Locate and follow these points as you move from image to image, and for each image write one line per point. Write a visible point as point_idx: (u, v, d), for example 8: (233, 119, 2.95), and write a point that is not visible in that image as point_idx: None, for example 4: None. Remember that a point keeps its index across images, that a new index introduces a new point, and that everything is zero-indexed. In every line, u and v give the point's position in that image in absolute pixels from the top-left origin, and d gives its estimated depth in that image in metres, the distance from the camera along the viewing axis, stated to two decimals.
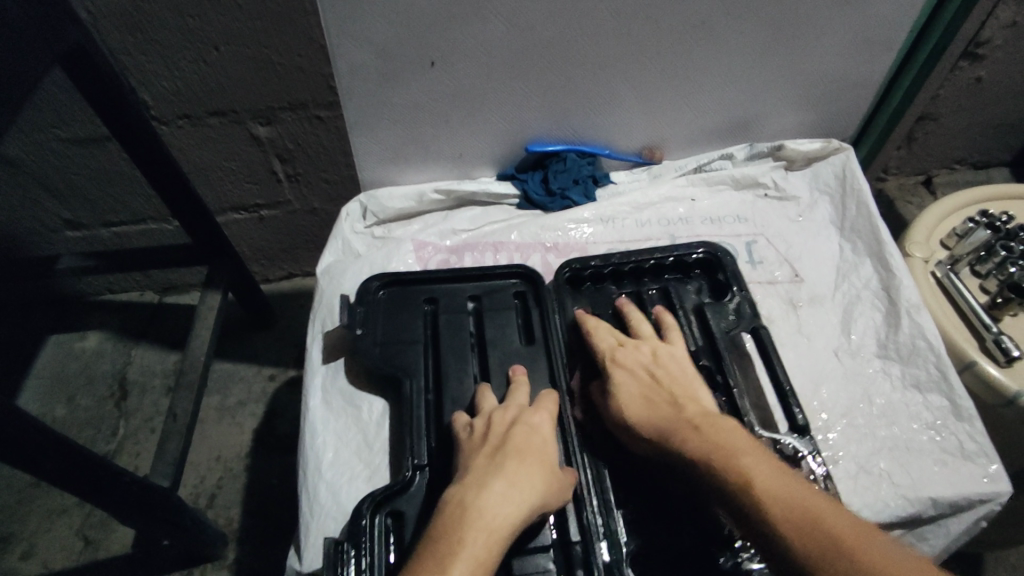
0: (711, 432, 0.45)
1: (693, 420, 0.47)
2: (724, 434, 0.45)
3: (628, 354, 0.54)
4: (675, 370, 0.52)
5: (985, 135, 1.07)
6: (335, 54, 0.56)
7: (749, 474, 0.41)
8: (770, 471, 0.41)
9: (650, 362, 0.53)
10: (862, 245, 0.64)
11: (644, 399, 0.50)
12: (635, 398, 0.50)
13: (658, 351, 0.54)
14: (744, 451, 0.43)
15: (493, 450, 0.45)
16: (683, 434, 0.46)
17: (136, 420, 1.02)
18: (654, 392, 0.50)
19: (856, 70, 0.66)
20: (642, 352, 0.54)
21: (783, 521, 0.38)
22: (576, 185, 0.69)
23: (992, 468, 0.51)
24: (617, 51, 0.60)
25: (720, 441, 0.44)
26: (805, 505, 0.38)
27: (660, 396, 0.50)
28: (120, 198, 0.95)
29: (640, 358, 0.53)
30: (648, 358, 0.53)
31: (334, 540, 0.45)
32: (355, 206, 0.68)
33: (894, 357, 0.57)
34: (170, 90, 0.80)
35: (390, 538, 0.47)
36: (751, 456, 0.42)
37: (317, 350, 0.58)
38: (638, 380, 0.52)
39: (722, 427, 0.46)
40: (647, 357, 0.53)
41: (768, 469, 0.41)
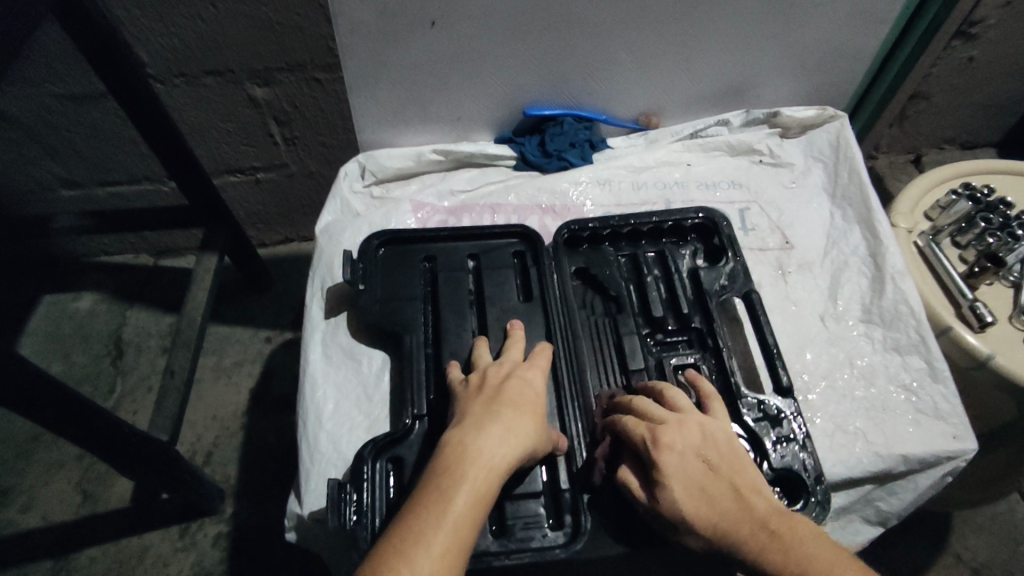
0: (797, 544, 0.40)
1: (768, 521, 0.41)
2: (817, 550, 0.39)
3: (673, 434, 0.45)
4: (730, 452, 0.45)
5: (975, 115, 1.09)
6: (336, 12, 0.56)
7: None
8: None
9: (701, 443, 0.45)
10: (852, 211, 0.66)
11: (705, 493, 0.43)
12: (693, 490, 0.43)
13: (708, 427, 0.46)
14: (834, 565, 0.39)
15: (490, 398, 0.46)
16: (762, 539, 0.40)
17: (132, 379, 1.04)
18: (715, 484, 0.43)
19: (850, 43, 0.67)
20: (689, 430, 0.46)
21: None
22: (573, 148, 0.70)
23: (960, 428, 0.54)
24: (617, 15, 0.60)
25: (807, 555, 0.39)
26: None
27: (723, 489, 0.43)
28: (115, 157, 0.94)
29: (688, 439, 0.45)
30: (698, 437, 0.45)
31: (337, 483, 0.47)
32: (354, 165, 0.68)
33: (877, 321, 0.59)
34: (166, 47, 0.80)
35: (390, 481, 0.49)
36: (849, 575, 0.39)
37: (317, 306, 0.60)
38: (694, 470, 0.44)
39: (801, 530, 0.41)
40: (699, 438, 0.45)
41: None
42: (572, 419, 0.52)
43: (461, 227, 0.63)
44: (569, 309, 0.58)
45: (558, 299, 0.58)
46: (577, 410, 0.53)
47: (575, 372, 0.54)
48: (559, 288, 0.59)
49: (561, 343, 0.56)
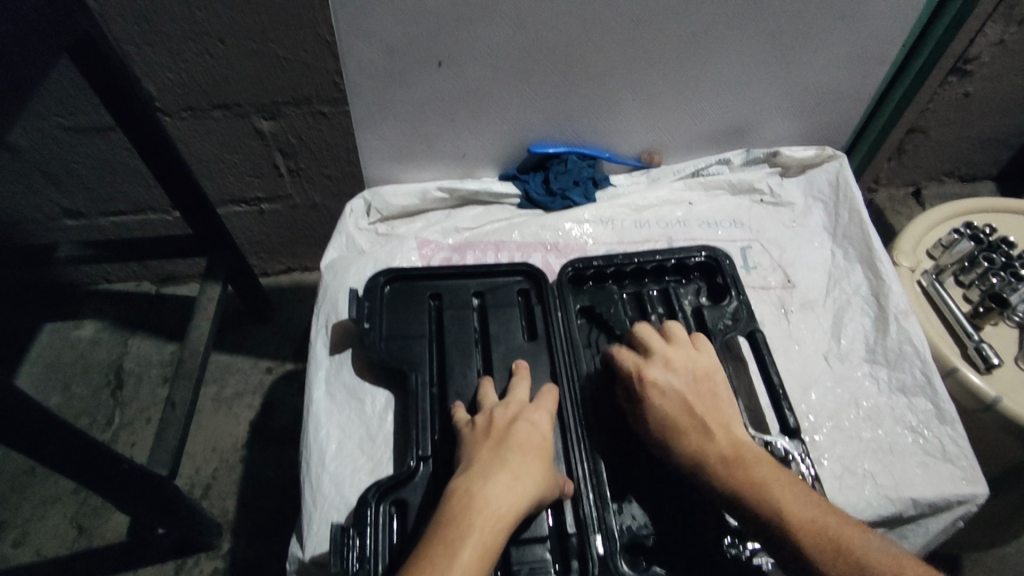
0: (749, 470, 0.46)
1: (725, 450, 0.47)
2: (765, 475, 0.45)
3: (658, 372, 0.51)
4: (709, 391, 0.51)
5: (972, 149, 1.10)
6: (345, 52, 0.57)
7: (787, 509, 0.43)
8: (806, 509, 0.43)
9: (685, 378, 0.51)
10: (853, 251, 0.66)
11: (679, 421, 0.49)
12: (667, 423, 0.49)
13: (694, 364, 0.52)
14: (780, 487, 0.45)
15: (496, 443, 0.46)
16: (717, 466, 0.46)
17: (132, 409, 1.03)
18: (689, 414, 0.49)
19: (848, 84, 0.68)
20: (677, 367, 0.52)
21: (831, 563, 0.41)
22: (576, 186, 0.70)
23: (970, 471, 0.53)
24: (620, 56, 0.62)
25: (755, 475, 0.45)
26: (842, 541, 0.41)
27: (695, 419, 0.49)
28: (122, 188, 0.95)
29: (675, 375, 0.51)
30: (683, 375, 0.51)
31: (341, 527, 0.46)
32: (359, 202, 0.69)
33: (882, 361, 0.59)
34: (175, 82, 0.81)
35: (394, 525, 0.49)
36: (789, 492, 0.44)
37: (322, 344, 0.59)
38: (673, 400, 0.50)
39: (756, 459, 0.47)
40: (684, 373, 0.52)
41: (804, 508, 0.43)
42: (577, 461, 0.52)
43: (466, 264, 0.63)
44: (575, 348, 0.58)
45: (563, 338, 0.58)
46: (581, 453, 0.52)
47: (579, 413, 0.54)
48: (564, 326, 0.59)
49: (566, 383, 0.55)
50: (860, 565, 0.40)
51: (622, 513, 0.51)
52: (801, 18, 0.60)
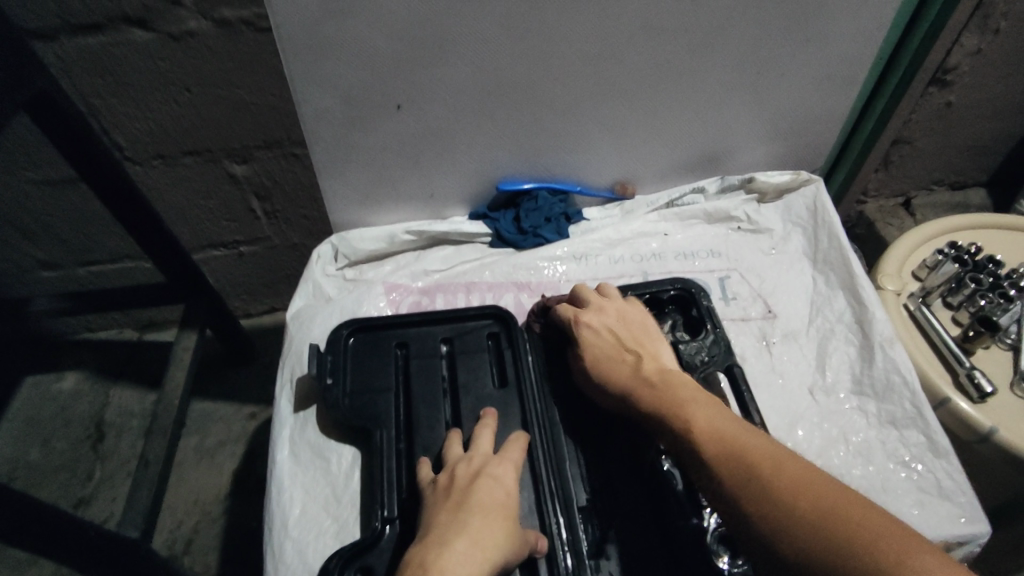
0: (664, 386, 0.48)
1: (649, 376, 0.49)
2: (679, 390, 0.47)
3: (593, 314, 0.56)
4: (640, 333, 0.55)
5: (959, 159, 1.08)
6: (300, 100, 0.56)
7: (691, 419, 0.44)
8: (711, 417, 0.44)
9: (614, 322, 0.55)
10: (834, 277, 0.64)
11: (608, 355, 0.52)
12: (599, 356, 0.53)
13: (626, 313, 0.56)
14: (691, 401, 0.45)
15: (457, 504, 0.44)
16: (638, 387, 0.49)
17: (112, 462, 1.00)
18: (618, 349, 0.53)
19: (821, 105, 0.67)
20: (607, 313, 0.56)
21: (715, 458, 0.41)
22: (548, 223, 0.69)
23: (968, 508, 0.50)
24: (583, 89, 0.60)
25: (667, 393, 0.47)
26: (732, 442, 0.41)
27: (622, 352, 0.52)
28: (96, 239, 0.94)
29: (605, 318, 0.55)
30: (613, 318, 0.56)
31: None
32: (327, 247, 0.67)
33: (869, 393, 0.57)
34: (143, 131, 0.80)
35: None
36: (698, 403, 0.45)
37: (286, 400, 0.57)
38: (602, 339, 0.54)
39: (675, 379, 0.48)
40: (614, 318, 0.56)
41: (710, 415, 0.44)
42: (551, 515, 0.49)
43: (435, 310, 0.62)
44: (547, 395, 0.56)
45: (534, 384, 0.56)
46: (555, 505, 0.50)
47: (552, 462, 0.52)
48: (534, 370, 0.57)
49: (538, 432, 0.53)
50: (742, 454, 0.40)
51: (602, 568, 0.49)
52: (767, 41, 0.59)
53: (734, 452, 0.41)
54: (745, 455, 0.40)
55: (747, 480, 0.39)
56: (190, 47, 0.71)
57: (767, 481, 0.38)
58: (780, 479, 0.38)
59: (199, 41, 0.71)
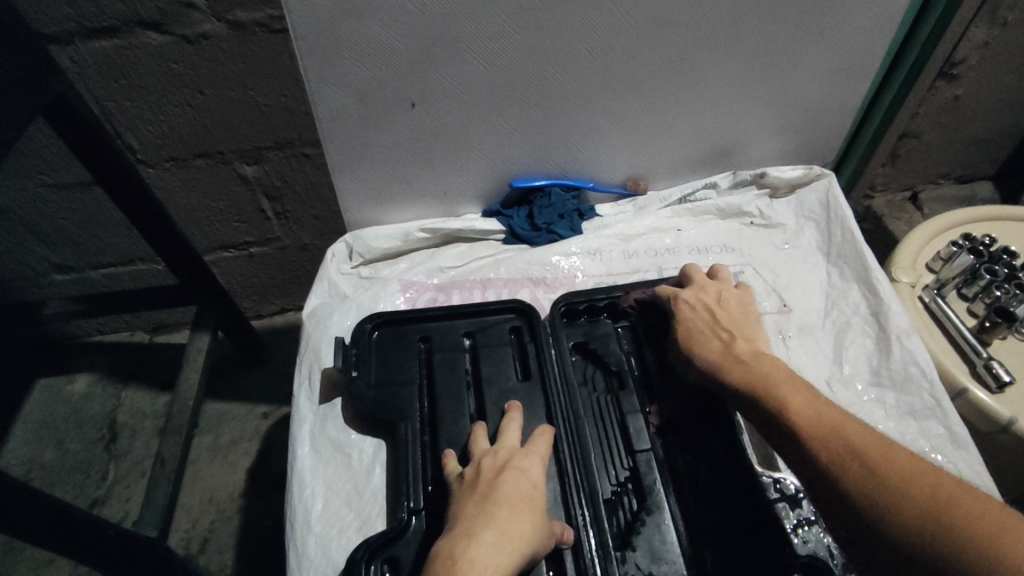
0: (762, 367, 0.48)
1: (744, 356, 0.50)
2: (776, 371, 0.48)
3: (691, 292, 0.56)
4: (740, 312, 0.54)
5: (967, 152, 1.08)
6: (315, 99, 0.56)
7: (791, 397, 0.45)
8: (810, 401, 0.44)
9: (713, 299, 0.55)
10: (849, 270, 0.65)
11: (704, 331, 0.53)
12: (697, 331, 0.53)
13: (725, 293, 0.56)
14: (788, 384, 0.46)
15: (483, 496, 0.44)
16: (731, 365, 0.49)
17: (126, 464, 1.01)
18: (714, 326, 0.53)
19: (832, 99, 0.67)
20: (707, 291, 0.56)
21: (814, 437, 0.42)
22: (562, 219, 0.69)
23: (989, 498, 0.50)
24: (595, 85, 0.60)
25: (767, 373, 0.48)
26: (834, 424, 0.42)
27: (718, 330, 0.53)
28: (108, 241, 0.94)
29: (703, 296, 0.56)
30: (713, 297, 0.56)
31: None
32: (341, 246, 0.68)
33: (887, 384, 0.57)
34: (156, 133, 0.80)
35: None
36: (797, 387, 0.46)
37: (306, 397, 0.57)
38: (700, 315, 0.54)
39: (774, 362, 0.49)
40: (711, 298, 0.56)
41: (809, 399, 0.44)
42: (576, 508, 0.49)
43: (456, 303, 0.62)
44: (570, 389, 0.55)
45: (558, 377, 0.56)
46: (581, 498, 0.50)
47: (577, 455, 0.52)
48: (557, 364, 0.57)
49: (562, 424, 0.53)
50: (843, 437, 0.41)
51: (627, 560, 0.49)
52: (778, 35, 0.59)
53: (837, 435, 0.41)
54: (847, 439, 0.41)
55: (850, 462, 0.40)
56: (202, 49, 0.72)
57: (872, 465, 0.39)
58: (879, 465, 0.39)
59: (211, 42, 0.71)
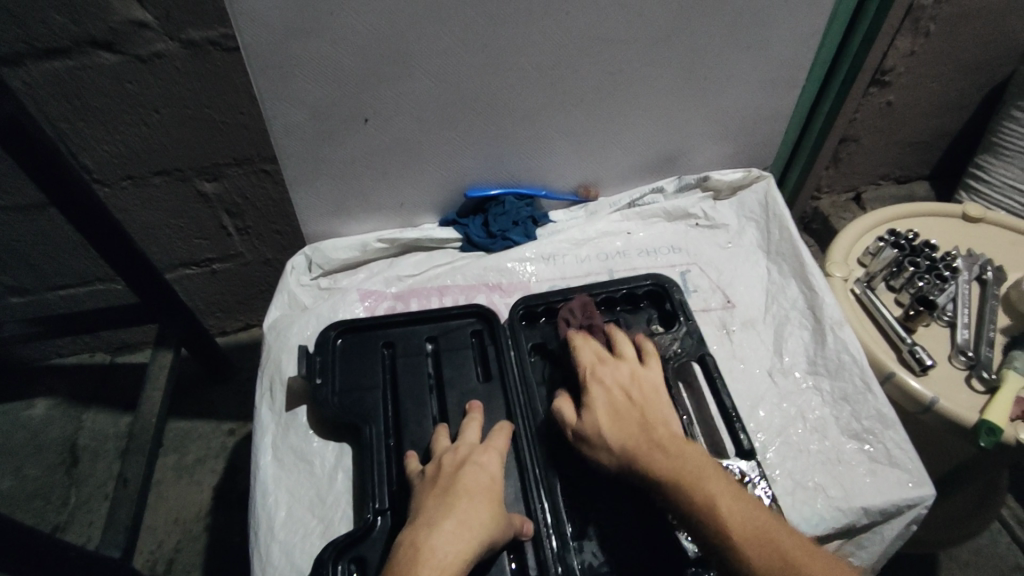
0: (683, 452, 0.47)
1: (664, 442, 0.48)
2: (690, 456, 0.47)
3: (606, 370, 0.55)
4: (652, 392, 0.54)
5: (903, 153, 1.14)
6: (269, 115, 0.57)
7: (709, 489, 0.44)
8: (729, 492, 0.44)
9: (627, 381, 0.54)
10: (787, 266, 0.68)
11: (619, 413, 0.51)
12: (611, 412, 0.51)
13: (637, 374, 0.55)
14: (707, 472, 0.45)
15: (444, 489, 0.46)
16: (651, 453, 0.48)
17: (87, 487, 0.99)
18: (629, 409, 0.52)
19: (767, 106, 0.71)
20: (621, 371, 0.55)
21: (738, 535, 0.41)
22: (516, 226, 0.72)
23: (917, 474, 0.54)
24: (541, 98, 0.63)
25: (684, 462, 0.46)
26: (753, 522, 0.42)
27: (633, 415, 0.51)
28: (64, 262, 0.93)
29: (619, 377, 0.54)
30: (626, 376, 0.55)
31: None
32: (300, 258, 0.69)
33: (823, 371, 0.60)
34: (111, 153, 0.80)
35: None
36: (714, 477, 0.45)
37: (268, 407, 0.58)
38: (615, 398, 0.53)
39: (681, 445, 0.48)
40: (624, 377, 0.55)
41: (727, 491, 0.44)
42: (535, 501, 0.51)
43: (417, 311, 0.64)
44: (529, 387, 0.57)
45: (517, 377, 0.58)
46: (539, 492, 0.51)
47: (535, 451, 0.54)
48: (517, 365, 0.59)
49: (521, 421, 0.55)
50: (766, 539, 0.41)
51: (584, 549, 0.50)
52: (710, 50, 0.63)
53: (756, 533, 0.41)
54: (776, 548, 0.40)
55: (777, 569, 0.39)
56: (156, 69, 0.73)
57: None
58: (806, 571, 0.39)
59: (167, 62, 0.72)
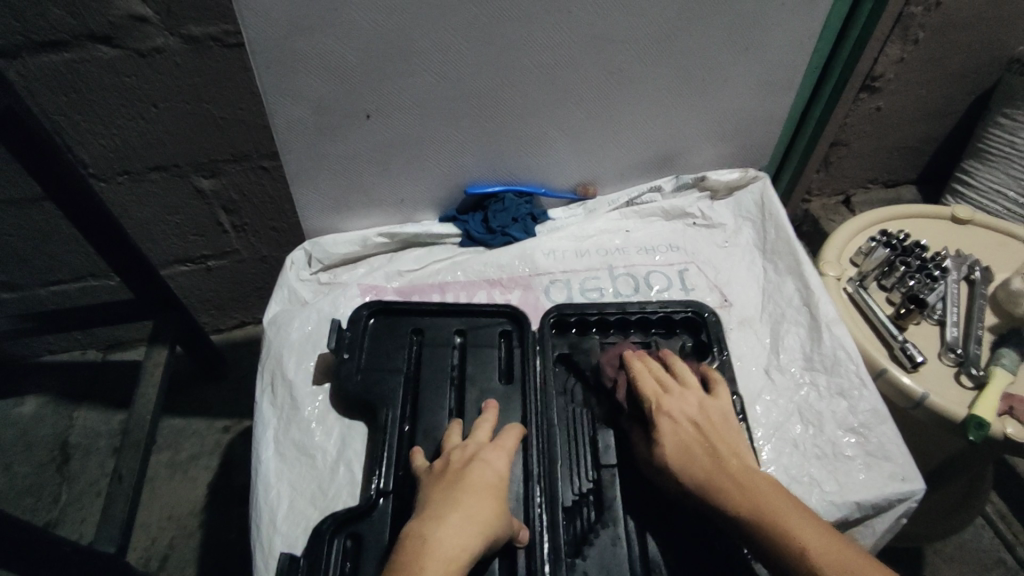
0: (758, 492, 0.46)
1: (736, 479, 0.47)
2: (772, 499, 0.45)
3: (672, 400, 0.54)
4: (721, 424, 0.52)
5: (893, 157, 1.16)
6: (272, 110, 0.58)
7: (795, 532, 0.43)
8: (820, 536, 0.43)
9: (695, 412, 0.53)
10: (783, 265, 0.70)
11: (688, 448, 0.50)
12: (680, 445, 0.51)
13: (705, 404, 0.54)
14: (793, 512, 0.44)
15: (451, 483, 0.47)
16: (728, 490, 0.47)
17: (79, 485, 0.98)
18: (699, 445, 0.51)
19: (762, 108, 0.73)
20: (688, 401, 0.54)
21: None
22: (516, 223, 0.72)
23: (908, 469, 0.55)
24: (540, 96, 0.64)
25: (758, 503, 0.45)
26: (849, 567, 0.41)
27: (704, 450, 0.50)
28: (58, 257, 0.93)
29: (684, 405, 0.54)
30: (695, 408, 0.53)
31: (291, 557, 0.47)
32: (300, 253, 0.70)
33: (819, 368, 0.61)
34: (109, 148, 0.80)
35: (347, 561, 0.48)
36: (799, 517, 0.44)
37: (268, 402, 0.59)
38: (683, 430, 0.52)
39: (762, 486, 0.47)
40: (692, 410, 0.53)
41: (818, 534, 0.43)
42: (534, 505, 0.51)
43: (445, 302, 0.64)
44: (549, 398, 0.57)
45: (538, 387, 0.58)
46: (541, 499, 0.52)
47: (545, 457, 0.54)
48: (541, 373, 0.59)
49: (535, 429, 0.55)
50: None
51: (576, 567, 0.50)
52: (707, 51, 0.64)
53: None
54: None
55: None
56: (155, 63, 0.72)
57: None
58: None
59: (166, 56, 0.72)
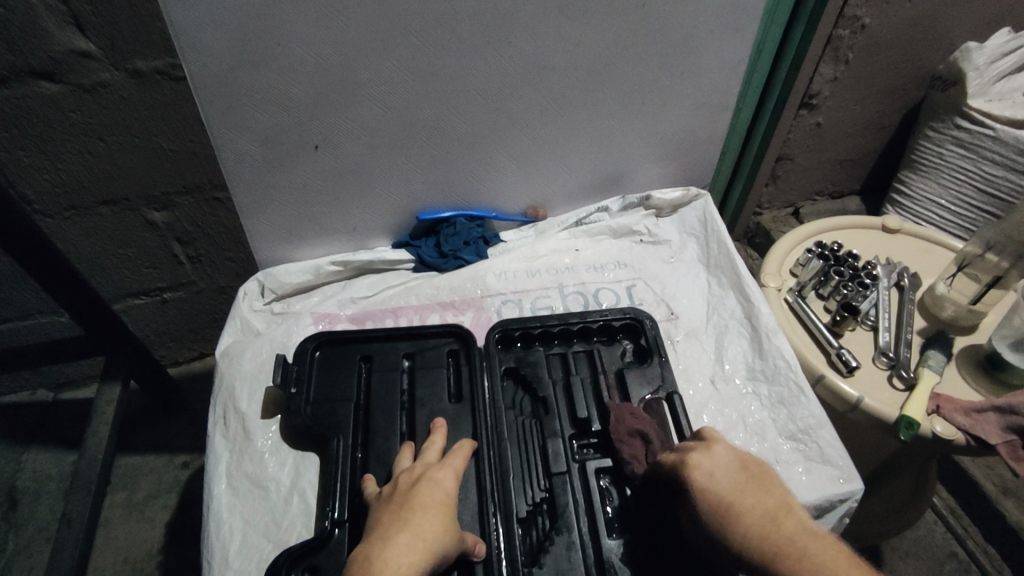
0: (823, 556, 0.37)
1: (796, 539, 0.39)
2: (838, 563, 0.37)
3: (702, 458, 0.46)
4: (765, 475, 0.44)
5: (835, 170, 1.21)
6: (219, 145, 0.58)
7: None
8: None
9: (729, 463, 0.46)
10: (725, 278, 0.72)
11: (730, 502, 0.43)
12: (722, 504, 0.43)
13: (741, 455, 0.46)
14: None
15: (399, 505, 0.47)
16: (787, 553, 0.38)
17: (28, 531, 0.95)
18: (739, 492, 0.43)
19: (701, 129, 0.76)
20: (718, 455, 0.46)
21: None
22: (467, 246, 0.74)
23: (847, 471, 0.57)
24: (485, 123, 0.66)
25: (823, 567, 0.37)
26: None
27: (746, 500, 0.42)
28: (3, 296, 0.90)
29: (716, 461, 0.46)
30: (731, 460, 0.46)
31: None
32: (253, 284, 0.70)
33: (761, 377, 0.64)
34: (55, 183, 0.79)
35: None
36: None
37: (219, 434, 0.58)
38: (720, 486, 0.44)
39: (822, 544, 0.38)
40: (729, 462, 0.46)
41: None
42: (490, 520, 0.52)
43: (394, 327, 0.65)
44: (497, 412, 0.59)
45: (487, 403, 0.59)
46: (494, 510, 0.53)
47: (495, 470, 0.55)
48: (488, 389, 0.60)
49: (486, 443, 0.56)
50: None
51: None
52: (645, 78, 0.67)
53: None
54: None
55: None
56: (101, 98, 0.72)
57: None
58: None
59: (112, 91, 0.72)
